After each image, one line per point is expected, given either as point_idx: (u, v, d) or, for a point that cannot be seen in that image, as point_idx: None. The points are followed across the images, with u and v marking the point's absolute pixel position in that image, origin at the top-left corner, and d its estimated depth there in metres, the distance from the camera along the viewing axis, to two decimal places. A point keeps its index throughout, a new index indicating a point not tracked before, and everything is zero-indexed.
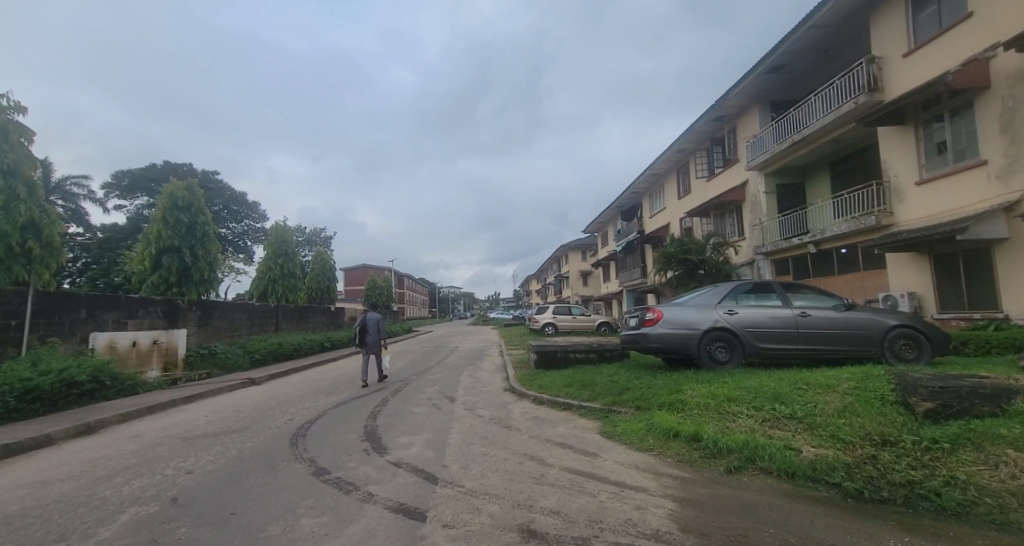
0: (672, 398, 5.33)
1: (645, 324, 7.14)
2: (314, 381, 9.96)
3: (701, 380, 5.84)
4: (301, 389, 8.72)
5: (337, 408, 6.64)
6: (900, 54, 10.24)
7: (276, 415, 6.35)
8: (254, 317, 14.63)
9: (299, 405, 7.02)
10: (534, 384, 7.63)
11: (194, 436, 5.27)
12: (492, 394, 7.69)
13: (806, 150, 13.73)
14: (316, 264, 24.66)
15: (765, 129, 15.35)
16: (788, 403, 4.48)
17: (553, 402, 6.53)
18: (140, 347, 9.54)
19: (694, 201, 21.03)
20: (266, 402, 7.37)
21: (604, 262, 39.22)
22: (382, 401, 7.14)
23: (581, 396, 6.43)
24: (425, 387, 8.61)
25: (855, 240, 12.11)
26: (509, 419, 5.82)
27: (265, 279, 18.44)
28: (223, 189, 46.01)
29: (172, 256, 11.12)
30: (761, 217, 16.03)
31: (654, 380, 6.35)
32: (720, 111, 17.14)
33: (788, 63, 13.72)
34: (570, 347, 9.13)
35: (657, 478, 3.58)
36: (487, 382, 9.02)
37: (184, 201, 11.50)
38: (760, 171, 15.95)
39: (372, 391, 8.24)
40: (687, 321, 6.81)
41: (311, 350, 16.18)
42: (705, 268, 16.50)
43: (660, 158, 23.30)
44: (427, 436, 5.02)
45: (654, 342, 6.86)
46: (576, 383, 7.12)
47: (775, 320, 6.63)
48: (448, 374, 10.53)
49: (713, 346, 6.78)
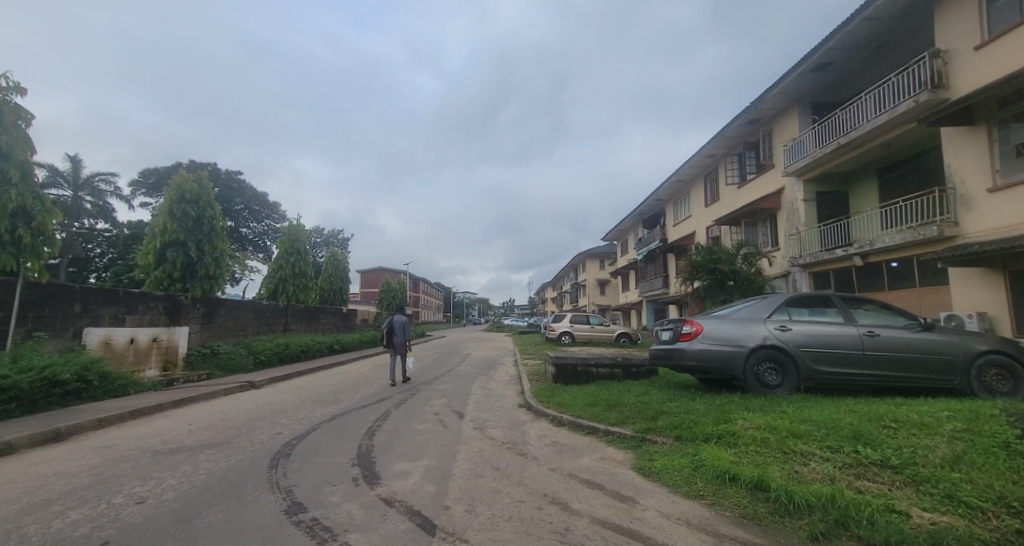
0: (721, 429, 4.42)
1: (681, 338, 6.28)
2: (316, 386, 9.35)
3: (753, 407, 4.92)
4: (299, 396, 8.14)
5: (332, 422, 5.98)
6: (970, 47, 9.19)
7: (264, 427, 5.73)
8: (262, 317, 14.24)
9: (293, 416, 6.40)
10: (553, 401, 6.83)
11: (166, 451, 4.70)
12: (505, 410, 6.93)
13: (854, 154, 12.65)
14: (330, 264, 24.40)
15: (806, 132, 14.33)
16: (876, 446, 3.50)
17: (576, 424, 5.72)
18: (138, 344, 9.14)
19: (724, 208, 19.96)
20: (258, 410, 6.79)
21: (623, 271, 38.17)
22: (383, 414, 6.46)
23: (608, 419, 5.59)
24: (431, 399, 7.91)
25: (912, 252, 10.91)
26: (526, 444, 5.04)
27: (276, 278, 18.13)
28: (245, 189, 46.76)
29: (176, 251, 10.78)
30: (799, 227, 14.94)
31: (693, 404, 5.48)
32: (755, 113, 16.18)
33: (834, 61, 12.76)
34: (592, 361, 8.30)
35: (719, 544, 2.69)
36: (500, 396, 8.26)
37: (192, 193, 11.19)
38: (799, 177, 14.88)
39: (374, 401, 7.60)
40: (730, 338, 5.93)
41: (319, 352, 15.71)
42: (735, 279, 15.44)
43: (686, 164, 22.37)
44: (428, 464, 4.29)
45: (692, 360, 6.01)
46: (601, 403, 6.29)
47: (837, 339, 5.69)
48: (457, 384, 9.82)
49: (762, 368, 5.87)
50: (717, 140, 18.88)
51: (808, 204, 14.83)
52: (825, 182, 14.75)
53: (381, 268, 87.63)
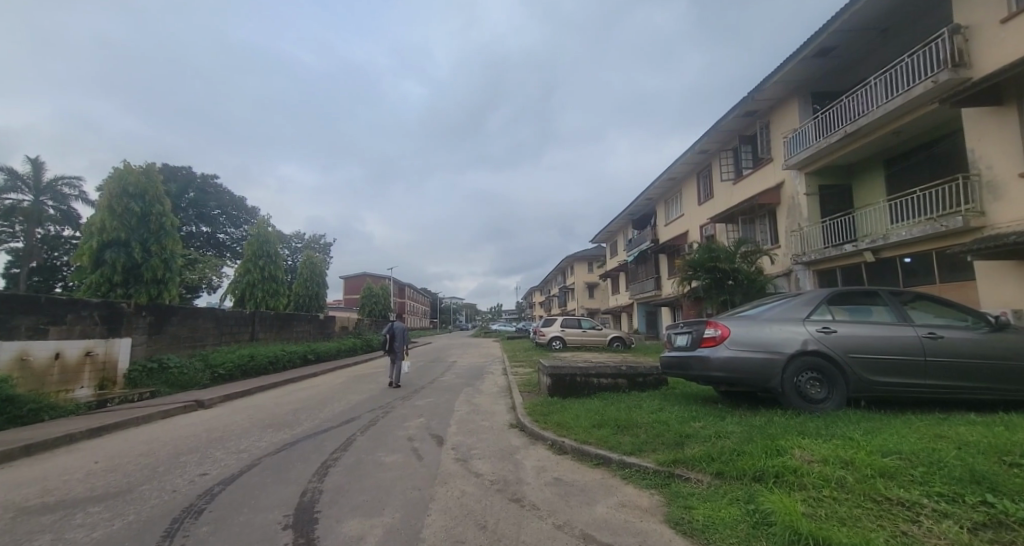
0: (777, 462, 3.41)
1: (703, 344, 5.32)
2: (275, 405, 8.07)
3: (807, 432, 3.93)
4: (251, 418, 6.86)
5: (279, 455, 4.78)
6: (996, 21, 8.54)
7: (188, 464, 4.47)
8: (225, 325, 12.84)
9: (231, 446, 5.15)
10: (551, 421, 5.74)
11: (33, 508, 3.43)
12: (493, 433, 5.81)
13: (863, 142, 12.00)
14: (306, 268, 22.96)
15: (808, 122, 13.70)
16: (1017, 498, 2.51)
17: (581, 451, 4.66)
18: (65, 360, 7.70)
19: (719, 205, 19.24)
20: (191, 440, 5.51)
21: (614, 274, 37.48)
22: (345, 443, 5.29)
23: (622, 446, 4.55)
24: (408, 418, 6.76)
25: (930, 246, 10.23)
26: (521, 483, 3.93)
27: (243, 282, 16.63)
28: (221, 193, 44.79)
29: (116, 252, 9.34)
30: (802, 222, 14.26)
31: (727, 427, 4.47)
32: (752, 105, 15.52)
33: (838, 46, 12.16)
34: (592, 371, 7.25)
35: None
36: (488, 413, 7.13)
37: (136, 186, 9.88)
38: (801, 170, 14.23)
39: (339, 424, 6.38)
40: (764, 342, 4.95)
41: (290, 364, 14.34)
42: (736, 278, 14.59)
43: (678, 161, 21.73)
44: (392, 521, 3.16)
45: (717, 370, 5.04)
46: (610, 424, 5.21)
47: (891, 343, 4.80)
48: (439, 398, 8.65)
49: (803, 379, 4.90)
50: (712, 134, 18.18)
51: (810, 199, 14.15)
52: (827, 176, 14.13)
53: (365, 274, 85.70)
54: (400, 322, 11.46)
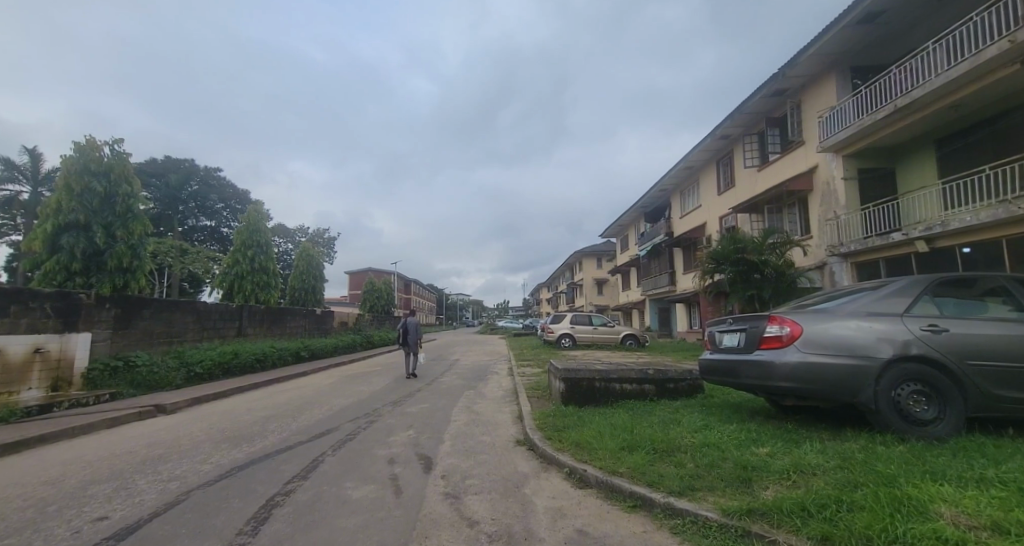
0: (918, 527, 2.18)
1: (763, 346, 4.17)
2: (247, 411, 7.04)
3: (943, 477, 2.70)
4: (209, 429, 5.80)
5: (220, 484, 3.71)
6: None
7: (92, 499, 3.38)
8: (207, 320, 11.88)
9: (162, 471, 4.07)
10: (568, 438, 4.62)
11: None
12: (496, 453, 4.71)
13: (916, 117, 10.68)
14: (302, 261, 22.02)
15: (850, 99, 12.39)
16: None
17: (610, 486, 3.52)
18: (7, 358, 6.72)
19: (741, 194, 17.94)
20: (121, 460, 4.44)
21: (624, 269, 36.13)
22: (311, 465, 4.21)
23: (664, 481, 3.39)
24: (394, 430, 5.68)
25: (999, 232, 8.97)
26: (530, 541, 2.78)
27: (232, 274, 15.69)
28: (223, 187, 43.98)
29: (73, 237, 8.37)
30: (839, 210, 12.96)
31: (813, 462, 3.28)
32: (783, 82, 14.19)
33: (887, 9, 10.83)
34: (613, 375, 6.11)
35: None
36: (489, 424, 6.01)
37: (100, 164, 8.89)
38: (839, 152, 12.91)
39: (312, 437, 5.31)
40: (851, 345, 3.76)
41: (279, 362, 13.35)
42: (764, 271, 13.31)
43: (695, 148, 20.42)
44: None
45: (784, 381, 3.90)
46: (645, 446, 4.07)
47: (1020, 347, 3.64)
48: (436, 404, 7.56)
49: (905, 393, 3.69)
50: (735, 117, 16.87)
51: (849, 184, 12.84)
52: (868, 158, 12.81)
53: (369, 270, 84.92)
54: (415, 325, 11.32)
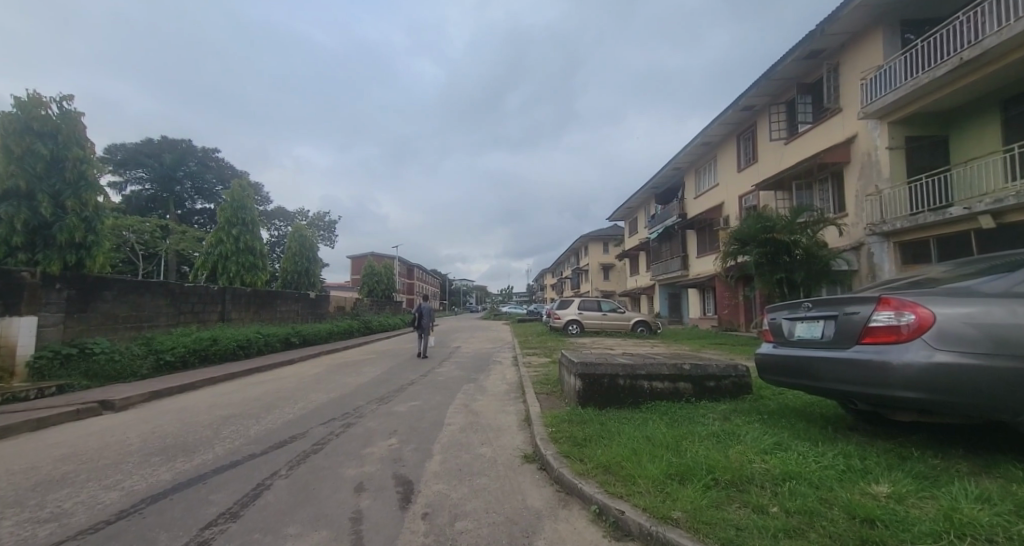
0: None
1: (867, 339, 3.03)
2: (207, 409, 6.01)
3: None
4: (147, 435, 4.75)
5: (111, 530, 2.64)
6: None
7: None
8: (184, 302, 10.90)
9: (48, 503, 3.03)
10: (591, 458, 3.52)
11: None
12: (499, 475, 3.63)
13: (983, 73, 9.25)
14: (294, 242, 21.01)
15: (899, 56, 10.95)
16: None
17: (659, 540, 2.40)
18: None
19: (765, 170, 16.56)
20: (8, 483, 3.40)
21: (632, 254, 34.80)
22: (251, 496, 3.15)
23: (746, 539, 2.21)
24: (374, 438, 4.63)
25: None
26: None
27: (214, 255, 14.60)
28: (222, 167, 42.59)
29: (13, 206, 7.34)
30: (881, 183, 11.62)
31: (983, 517, 2.11)
32: (821, 40, 12.67)
33: None
34: (640, 371, 5.01)
35: None
36: (490, 430, 4.92)
37: (43, 123, 7.74)
38: (884, 118, 11.51)
39: (268, 449, 4.25)
40: (1012, 339, 2.57)
41: (265, 349, 12.42)
42: (795, 251, 12.03)
43: (715, 121, 18.92)
44: None
45: (904, 390, 2.75)
46: (699, 478, 2.93)
47: None
48: (429, 402, 6.50)
49: None
50: (762, 84, 15.35)
51: (894, 154, 11.49)
52: (917, 125, 11.41)
53: (371, 255, 83.88)
54: (429, 308, 11.35)
